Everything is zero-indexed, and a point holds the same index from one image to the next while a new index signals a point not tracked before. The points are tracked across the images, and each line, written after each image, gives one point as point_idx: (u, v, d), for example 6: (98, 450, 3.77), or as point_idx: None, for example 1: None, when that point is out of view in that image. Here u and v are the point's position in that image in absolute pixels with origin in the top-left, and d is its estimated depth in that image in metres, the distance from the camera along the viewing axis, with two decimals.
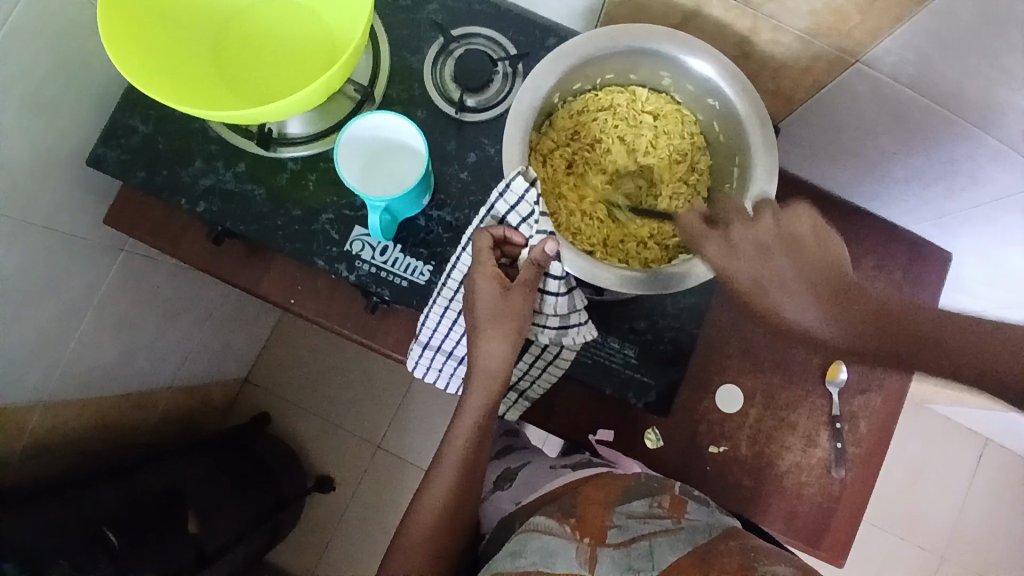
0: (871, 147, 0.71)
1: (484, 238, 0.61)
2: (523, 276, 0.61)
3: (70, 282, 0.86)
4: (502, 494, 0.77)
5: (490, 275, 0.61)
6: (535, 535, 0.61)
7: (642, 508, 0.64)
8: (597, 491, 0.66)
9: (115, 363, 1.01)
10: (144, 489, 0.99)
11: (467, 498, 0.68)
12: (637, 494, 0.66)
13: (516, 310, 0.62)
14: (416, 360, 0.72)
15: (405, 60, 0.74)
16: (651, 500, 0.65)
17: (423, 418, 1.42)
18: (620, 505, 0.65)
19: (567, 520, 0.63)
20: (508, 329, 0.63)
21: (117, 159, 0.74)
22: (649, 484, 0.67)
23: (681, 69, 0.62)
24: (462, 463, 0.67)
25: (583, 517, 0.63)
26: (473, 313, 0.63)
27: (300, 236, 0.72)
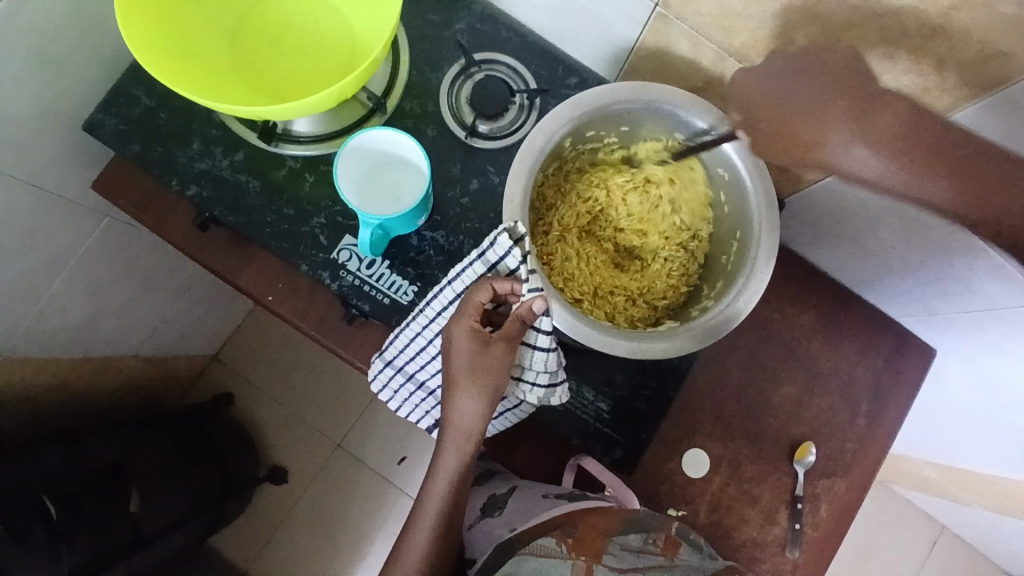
0: (872, 238, 0.71)
1: (483, 292, 0.56)
2: (506, 331, 0.57)
3: (47, 239, 0.83)
4: (493, 521, 0.71)
5: (468, 329, 0.57)
6: (530, 558, 0.62)
7: (638, 542, 0.65)
8: (598, 519, 0.65)
9: (81, 322, 0.97)
10: (88, 461, 0.96)
11: None
12: (636, 526, 0.65)
13: (495, 368, 0.57)
14: (375, 374, 0.70)
15: (423, 75, 0.73)
16: (648, 536, 0.65)
17: (385, 423, 1.40)
18: (617, 535, 0.64)
19: (565, 540, 0.63)
20: (485, 387, 0.57)
21: (115, 128, 0.73)
22: (648, 519, 0.66)
23: (697, 134, 0.61)
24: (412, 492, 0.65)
25: (584, 540, 0.63)
26: (447, 365, 0.58)
27: (288, 237, 0.71)
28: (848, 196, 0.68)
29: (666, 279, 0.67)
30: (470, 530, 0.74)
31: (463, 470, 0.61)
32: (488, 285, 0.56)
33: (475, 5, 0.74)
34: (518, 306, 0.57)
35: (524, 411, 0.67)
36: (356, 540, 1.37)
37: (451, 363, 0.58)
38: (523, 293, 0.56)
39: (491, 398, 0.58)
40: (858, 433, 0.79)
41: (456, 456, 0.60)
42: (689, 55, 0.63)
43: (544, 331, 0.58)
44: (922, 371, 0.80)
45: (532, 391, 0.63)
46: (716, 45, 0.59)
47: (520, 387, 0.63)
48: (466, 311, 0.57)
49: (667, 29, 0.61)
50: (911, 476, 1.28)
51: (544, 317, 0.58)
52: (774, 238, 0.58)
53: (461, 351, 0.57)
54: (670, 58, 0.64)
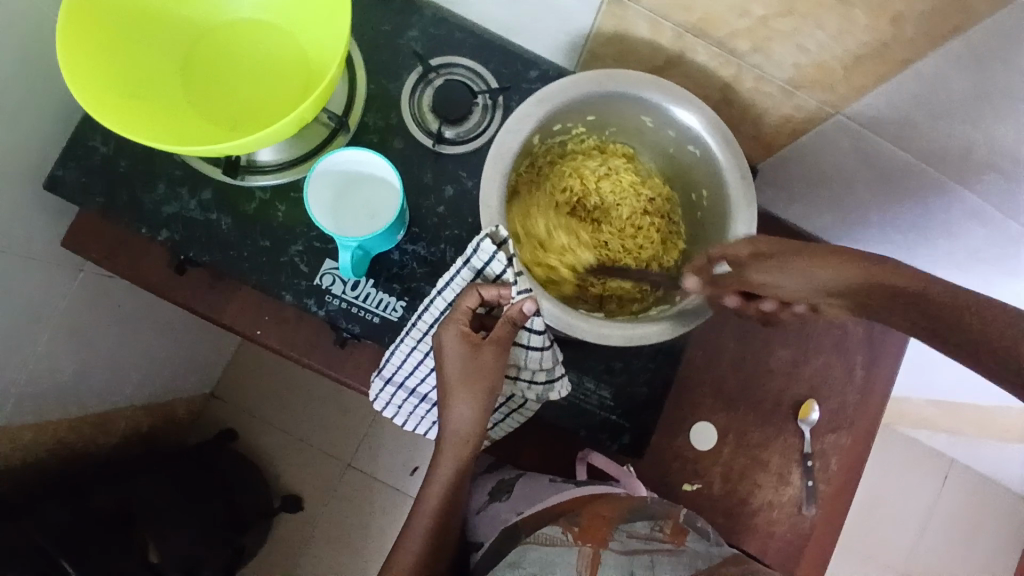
0: (848, 194, 0.72)
1: (470, 297, 0.56)
2: (496, 333, 0.56)
3: (25, 302, 0.82)
4: (500, 504, 0.71)
5: (459, 335, 0.56)
6: (535, 546, 0.61)
7: (645, 529, 0.63)
8: (604, 505, 0.65)
9: (71, 380, 0.96)
10: (95, 509, 0.96)
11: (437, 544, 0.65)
12: (642, 514, 0.65)
13: (489, 372, 0.57)
14: (376, 394, 0.69)
15: (383, 87, 0.72)
16: (654, 523, 0.64)
17: (393, 435, 1.40)
18: (623, 523, 0.63)
19: (571, 528, 0.62)
20: (480, 391, 0.57)
21: (76, 180, 0.71)
22: (653, 507, 0.66)
23: (664, 116, 0.61)
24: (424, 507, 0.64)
25: (588, 528, 0.62)
26: (440, 373, 0.58)
27: (268, 268, 0.70)
28: (820, 157, 0.68)
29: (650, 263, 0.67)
30: (477, 515, 0.73)
31: (465, 474, 0.61)
32: (476, 291, 0.56)
33: (426, 10, 0.73)
34: (506, 307, 0.56)
35: (524, 414, 0.67)
36: (378, 554, 1.37)
37: (444, 370, 0.57)
38: (513, 295, 0.55)
39: (487, 401, 0.58)
40: (858, 385, 0.80)
41: (453, 463, 0.60)
42: (647, 36, 0.62)
43: (535, 329, 0.58)
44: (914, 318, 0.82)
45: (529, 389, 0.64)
46: (672, 23, 0.59)
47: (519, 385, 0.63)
48: (455, 317, 0.56)
49: (622, 13, 0.60)
50: (915, 418, 1.29)
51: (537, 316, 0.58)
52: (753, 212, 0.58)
53: (453, 356, 0.56)
54: (629, 41, 0.64)
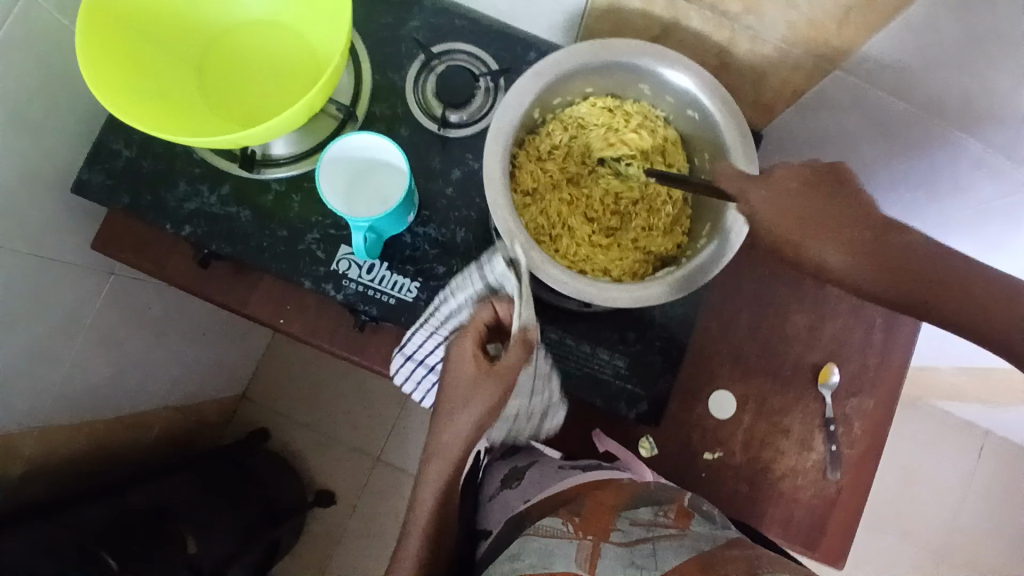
0: (854, 154, 0.72)
1: (483, 312, 0.61)
2: (502, 362, 0.58)
3: (59, 306, 0.86)
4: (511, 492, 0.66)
5: (468, 356, 0.59)
6: (535, 538, 0.59)
7: (648, 516, 0.61)
8: (607, 495, 0.63)
9: (104, 382, 1.00)
10: (132, 507, 0.99)
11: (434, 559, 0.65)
12: (645, 501, 0.63)
13: (489, 395, 0.58)
14: (397, 367, 0.71)
15: (387, 77, 0.74)
16: (657, 509, 0.62)
17: (419, 429, 1.43)
18: (626, 511, 0.62)
19: (572, 519, 0.60)
20: (474, 414, 0.58)
21: (102, 183, 0.75)
22: (657, 493, 0.65)
23: (660, 81, 0.62)
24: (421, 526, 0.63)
25: (590, 519, 0.60)
26: (444, 384, 0.61)
27: (287, 256, 0.72)
28: (822, 116, 0.69)
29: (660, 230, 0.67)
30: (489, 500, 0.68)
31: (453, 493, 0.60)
32: (490, 305, 0.61)
33: (426, 0, 0.75)
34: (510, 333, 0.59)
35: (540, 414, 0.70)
36: None
37: (457, 380, 0.60)
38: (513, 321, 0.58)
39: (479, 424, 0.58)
40: (877, 347, 0.79)
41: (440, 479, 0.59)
42: (641, 7, 0.63)
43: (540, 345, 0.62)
44: None
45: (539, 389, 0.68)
46: None
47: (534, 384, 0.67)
48: (471, 329, 0.60)
49: None
50: (943, 387, 1.28)
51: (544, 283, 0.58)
52: (756, 166, 0.58)
53: (459, 371, 0.60)
54: (623, 14, 0.66)
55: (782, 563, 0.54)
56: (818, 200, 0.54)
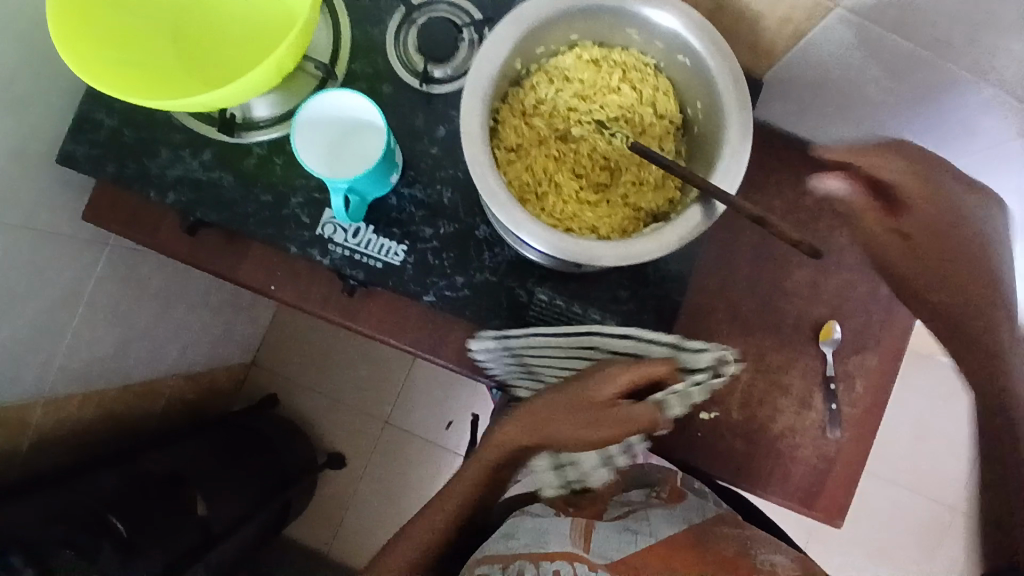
0: (858, 99, 0.68)
1: (662, 364, 0.59)
2: (637, 412, 0.60)
3: (55, 278, 0.86)
4: None
5: (615, 381, 0.60)
6: (526, 519, 0.66)
7: (639, 496, 0.70)
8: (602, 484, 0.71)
9: (110, 354, 1.01)
10: (144, 472, 1.02)
11: (463, 528, 0.72)
12: (637, 483, 0.72)
13: (606, 422, 0.60)
14: (485, 348, 0.70)
15: (367, 32, 0.72)
16: (648, 490, 0.71)
17: (426, 392, 1.44)
18: (619, 495, 0.70)
19: (565, 507, 0.68)
20: (581, 430, 0.62)
21: (85, 152, 0.74)
22: (649, 475, 0.73)
23: (647, 24, 0.59)
24: (467, 499, 0.71)
25: (584, 504, 0.68)
26: (574, 388, 0.62)
27: (271, 222, 0.71)
28: (824, 61, 0.65)
29: (651, 186, 0.63)
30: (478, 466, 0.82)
31: (496, 467, 0.70)
32: (668, 362, 0.59)
33: None
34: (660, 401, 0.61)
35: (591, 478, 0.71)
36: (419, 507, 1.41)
37: (594, 391, 0.61)
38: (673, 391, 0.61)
39: (584, 438, 0.62)
40: (881, 303, 0.77)
41: (494, 453, 0.68)
42: None
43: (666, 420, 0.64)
44: None
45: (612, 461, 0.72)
46: None
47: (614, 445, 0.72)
48: (636, 368, 0.60)
49: None
50: None
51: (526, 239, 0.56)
52: (749, 112, 0.55)
53: (600, 388, 0.60)
54: None
55: (770, 544, 0.64)
56: (945, 227, 0.55)
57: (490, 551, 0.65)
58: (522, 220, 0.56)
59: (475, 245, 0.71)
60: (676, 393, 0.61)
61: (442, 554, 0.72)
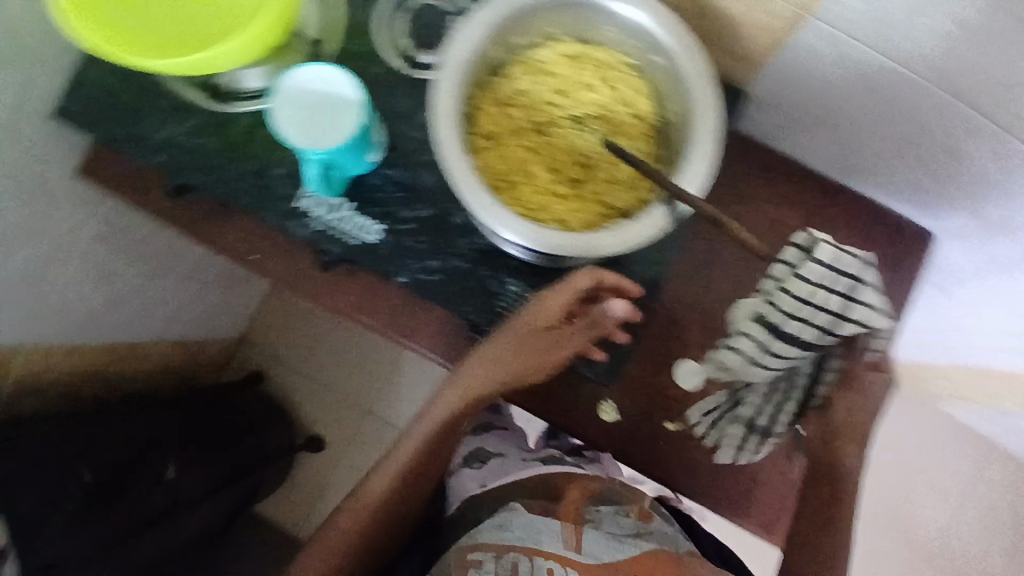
0: (840, 116, 0.69)
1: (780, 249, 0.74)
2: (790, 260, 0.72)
3: (51, 229, 0.88)
4: (467, 472, 0.91)
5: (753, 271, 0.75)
6: (520, 514, 0.81)
7: (611, 512, 0.83)
8: (576, 493, 0.85)
9: (98, 310, 1.03)
10: (126, 431, 1.03)
11: (424, 473, 0.80)
12: (608, 500, 0.85)
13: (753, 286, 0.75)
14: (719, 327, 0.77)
15: (361, 12, 0.72)
16: (621, 508, 0.84)
17: (411, 384, 1.45)
18: (593, 507, 0.83)
19: (550, 511, 0.81)
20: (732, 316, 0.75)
21: (83, 108, 0.75)
22: (619, 495, 0.86)
23: (624, 21, 0.59)
24: (421, 446, 0.78)
25: (564, 513, 0.81)
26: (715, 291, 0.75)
27: (254, 192, 0.73)
28: (808, 75, 0.65)
29: (622, 184, 0.63)
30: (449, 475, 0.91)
31: (454, 414, 0.77)
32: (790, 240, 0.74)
33: None
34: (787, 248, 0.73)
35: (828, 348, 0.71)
36: None
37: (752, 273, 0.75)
38: (796, 237, 0.73)
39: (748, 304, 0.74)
40: None
41: (454, 400, 0.76)
42: None
43: (839, 290, 0.69)
44: (925, 256, 0.78)
45: (829, 324, 0.69)
46: None
47: (751, 419, 0.74)
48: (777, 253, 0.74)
49: None
50: None
51: (490, 222, 0.57)
52: (718, 116, 0.55)
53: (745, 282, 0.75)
54: None
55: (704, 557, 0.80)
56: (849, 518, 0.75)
57: (484, 539, 0.80)
58: (487, 205, 0.57)
59: (451, 230, 0.72)
60: (799, 242, 0.73)
61: (401, 497, 0.79)
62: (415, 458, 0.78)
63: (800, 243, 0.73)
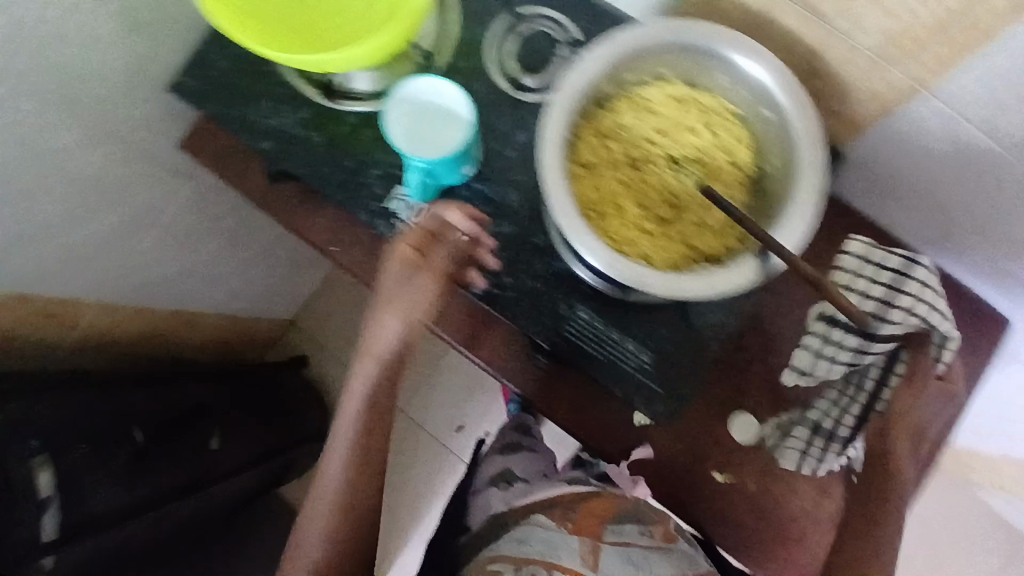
0: (936, 190, 0.68)
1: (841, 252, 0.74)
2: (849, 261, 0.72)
3: (145, 196, 0.92)
4: (496, 492, 1.00)
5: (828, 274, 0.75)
6: (539, 529, 0.86)
7: (635, 530, 0.84)
8: (598, 505, 0.86)
9: (170, 278, 1.07)
10: (175, 395, 1.06)
11: (377, 435, 0.82)
12: (631, 517, 0.84)
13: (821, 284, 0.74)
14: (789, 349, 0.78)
15: (473, 30, 0.75)
16: (644, 527, 0.83)
17: (446, 391, 1.46)
18: (613, 524, 0.84)
19: (566, 523, 0.86)
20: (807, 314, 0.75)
21: (195, 88, 0.78)
22: (647, 513, 0.83)
23: (741, 73, 0.60)
24: (363, 409, 0.80)
25: (583, 524, 0.85)
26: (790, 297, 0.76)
27: (348, 189, 0.75)
28: (910, 146, 0.65)
29: (712, 229, 0.64)
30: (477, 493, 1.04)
31: (384, 374, 0.79)
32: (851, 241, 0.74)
33: None
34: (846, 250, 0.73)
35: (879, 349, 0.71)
36: (416, 501, 1.44)
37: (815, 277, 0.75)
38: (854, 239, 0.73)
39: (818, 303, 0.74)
40: None
41: (375, 357, 0.78)
42: None
43: (888, 283, 0.69)
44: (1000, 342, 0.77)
45: (886, 318, 0.68)
46: None
47: (818, 422, 0.73)
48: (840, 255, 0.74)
49: None
50: None
51: (583, 250, 0.58)
52: (824, 180, 0.56)
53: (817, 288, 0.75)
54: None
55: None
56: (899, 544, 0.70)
57: (505, 551, 0.86)
58: (581, 234, 0.58)
59: (530, 250, 0.74)
60: (858, 242, 0.72)
61: (364, 460, 0.82)
62: (362, 416, 0.80)
63: (858, 241, 0.72)
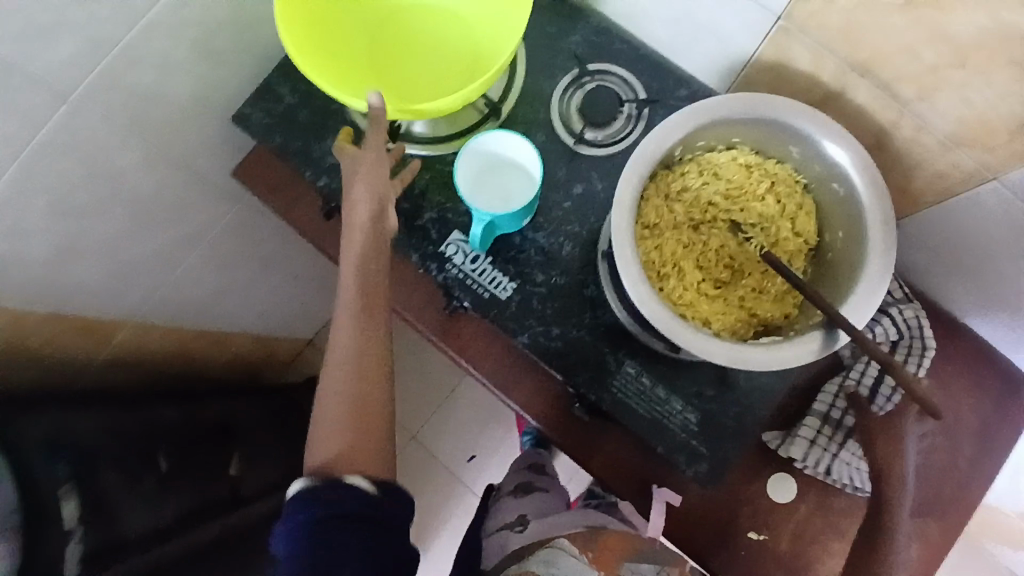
0: (990, 268, 0.69)
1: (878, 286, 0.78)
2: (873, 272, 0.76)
3: (189, 216, 0.91)
4: (512, 534, 0.90)
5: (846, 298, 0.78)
6: (564, 555, 0.75)
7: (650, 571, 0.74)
8: (617, 540, 0.75)
9: (204, 297, 1.06)
10: (201, 416, 1.00)
11: (376, 317, 0.63)
12: (649, 558, 0.74)
13: None
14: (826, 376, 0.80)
15: (537, 82, 0.75)
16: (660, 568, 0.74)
17: (460, 421, 1.45)
18: (631, 562, 0.74)
19: (587, 552, 0.75)
20: None
21: (260, 120, 0.79)
22: (664, 553, 0.75)
23: (815, 149, 0.61)
24: (354, 287, 0.62)
25: (602, 555, 0.74)
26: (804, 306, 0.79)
27: (401, 228, 0.75)
28: (970, 223, 0.65)
29: (770, 297, 0.64)
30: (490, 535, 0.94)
31: (373, 243, 0.64)
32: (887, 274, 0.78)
33: (592, 18, 0.75)
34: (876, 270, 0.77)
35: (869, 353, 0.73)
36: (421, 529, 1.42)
37: None
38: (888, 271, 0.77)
39: None
40: (961, 478, 0.74)
41: (362, 229, 0.63)
42: (807, 68, 0.62)
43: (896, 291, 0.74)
44: None
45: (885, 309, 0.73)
46: (837, 57, 0.58)
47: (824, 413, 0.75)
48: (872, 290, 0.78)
49: (788, 43, 0.60)
50: None
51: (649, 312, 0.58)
52: (893, 262, 0.56)
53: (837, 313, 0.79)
54: (787, 71, 0.64)
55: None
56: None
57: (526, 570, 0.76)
58: (647, 297, 0.58)
59: (580, 302, 0.74)
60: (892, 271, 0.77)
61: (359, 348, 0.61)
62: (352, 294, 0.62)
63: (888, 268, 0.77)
